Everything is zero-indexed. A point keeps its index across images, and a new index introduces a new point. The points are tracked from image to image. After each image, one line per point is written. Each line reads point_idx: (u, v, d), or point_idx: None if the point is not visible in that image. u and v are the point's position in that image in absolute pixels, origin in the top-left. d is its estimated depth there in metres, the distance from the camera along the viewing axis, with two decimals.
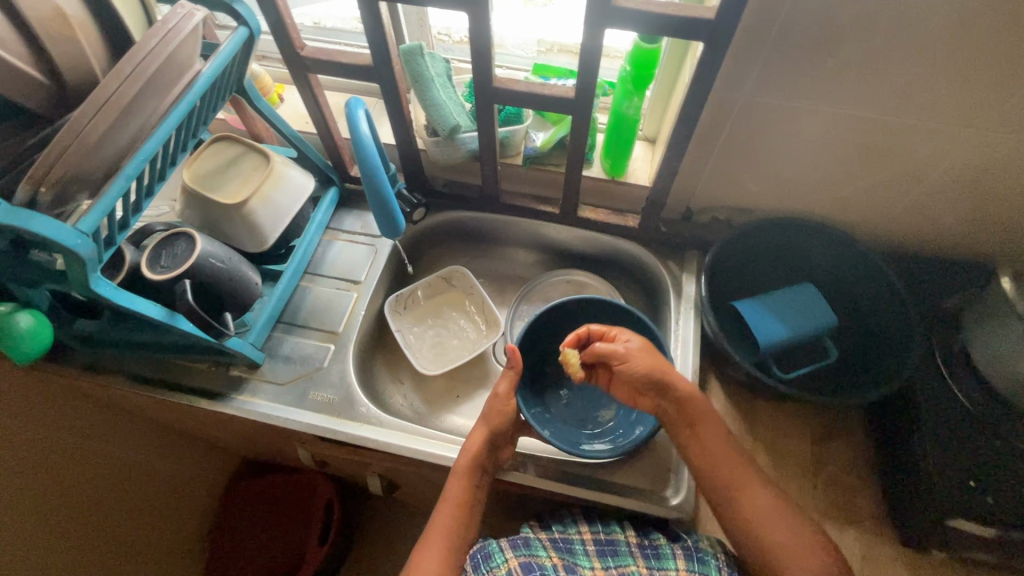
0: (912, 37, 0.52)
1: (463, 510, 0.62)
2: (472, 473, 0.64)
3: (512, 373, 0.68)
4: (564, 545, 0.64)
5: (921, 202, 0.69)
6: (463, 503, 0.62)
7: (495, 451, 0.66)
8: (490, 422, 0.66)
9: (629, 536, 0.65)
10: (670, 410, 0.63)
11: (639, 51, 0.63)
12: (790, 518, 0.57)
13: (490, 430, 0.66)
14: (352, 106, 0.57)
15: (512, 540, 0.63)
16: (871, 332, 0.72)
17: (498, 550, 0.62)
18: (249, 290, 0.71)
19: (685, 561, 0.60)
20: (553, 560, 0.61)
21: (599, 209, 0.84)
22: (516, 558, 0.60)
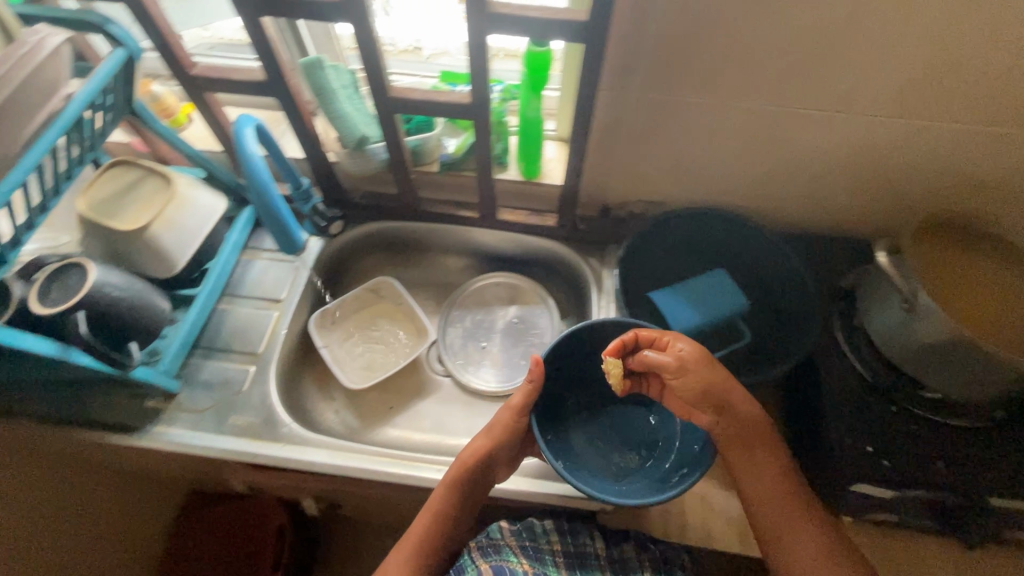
0: (774, 30, 0.55)
1: (434, 519, 0.62)
2: (456, 486, 0.62)
3: (529, 387, 0.65)
4: (535, 552, 0.63)
5: (813, 185, 0.73)
6: (438, 513, 0.62)
7: (494, 468, 0.64)
8: (497, 436, 0.64)
9: (598, 549, 0.65)
10: (726, 432, 0.60)
11: (530, 55, 0.64)
12: (830, 552, 0.56)
13: (491, 443, 0.64)
14: (239, 124, 0.57)
15: (481, 548, 0.63)
16: (780, 312, 0.75)
17: (470, 562, 0.61)
18: (157, 317, 0.69)
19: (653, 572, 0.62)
20: (524, 567, 0.61)
21: (519, 211, 0.85)
22: (487, 563, 0.61)
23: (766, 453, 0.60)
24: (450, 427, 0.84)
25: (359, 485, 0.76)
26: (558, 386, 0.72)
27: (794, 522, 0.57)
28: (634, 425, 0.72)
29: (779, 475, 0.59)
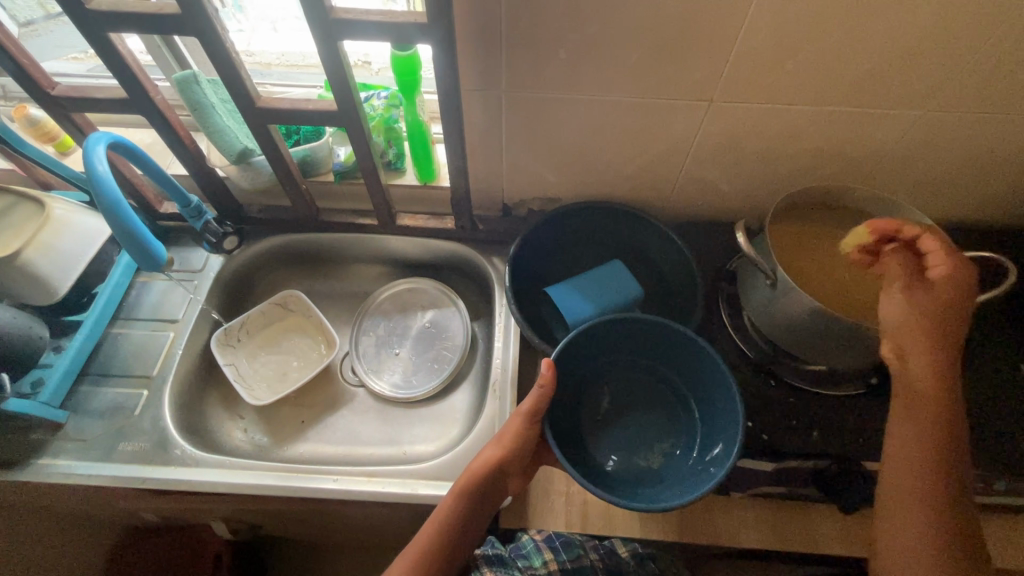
0: (618, 23, 0.57)
1: (443, 529, 0.61)
2: (466, 495, 0.61)
3: (539, 393, 0.61)
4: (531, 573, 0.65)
5: (692, 172, 0.75)
6: (446, 523, 0.61)
7: (504, 476, 0.63)
8: (508, 445, 0.62)
9: (595, 561, 0.66)
10: (916, 383, 0.55)
11: (397, 60, 0.64)
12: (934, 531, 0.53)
13: (503, 452, 0.62)
14: (89, 143, 0.56)
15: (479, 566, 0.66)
16: (675, 298, 0.77)
17: None
18: (33, 346, 0.67)
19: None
20: None
21: (419, 215, 0.85)
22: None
23: (919, 435, 0.55)
24: (363, 436, 0.83)
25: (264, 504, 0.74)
26: (566, 386, 0.70)
27: (911, 513, 0.54)
28: (648, 430, 0.69)
29: (926, 462, 0.54)
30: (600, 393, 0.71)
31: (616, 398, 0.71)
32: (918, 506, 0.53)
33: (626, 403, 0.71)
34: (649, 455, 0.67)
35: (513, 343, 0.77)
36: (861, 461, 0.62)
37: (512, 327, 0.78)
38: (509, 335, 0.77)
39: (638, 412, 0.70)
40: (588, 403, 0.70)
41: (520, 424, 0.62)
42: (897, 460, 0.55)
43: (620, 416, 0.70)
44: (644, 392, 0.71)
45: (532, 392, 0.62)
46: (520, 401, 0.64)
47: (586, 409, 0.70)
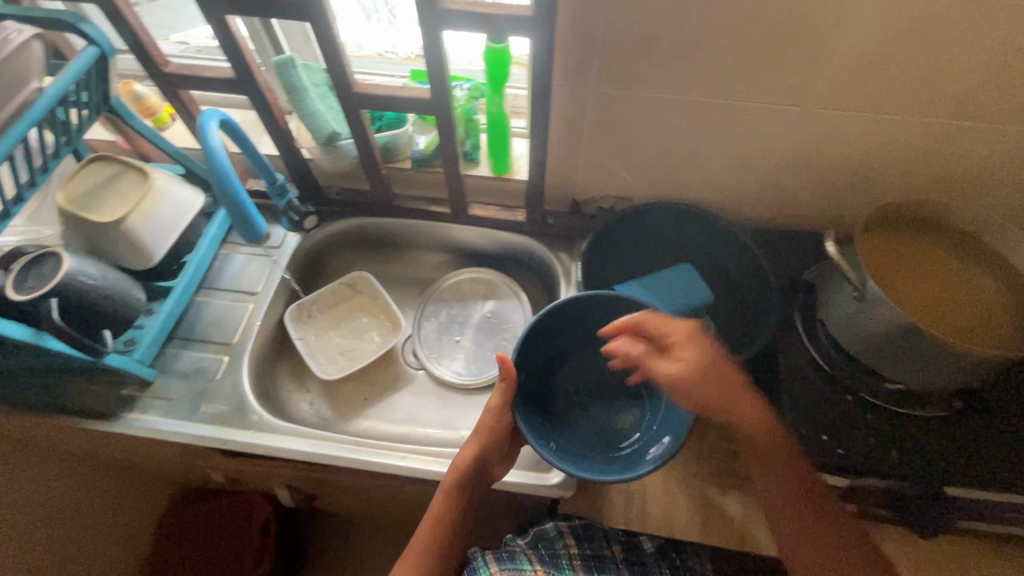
0: (718, 22, 0.57)
1: (436, 525, 0.64)
2: (455, 492, 0.65)
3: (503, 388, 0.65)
4: (550, 558, 0.64)
5: (773, 178, 0.74)
6: (438, 518, 0.64)
7: (487, 466, 0.66)
8: (483, 440, 0.65)
9: (615, 552, 0.65)
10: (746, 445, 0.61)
11: (489, 52, 0.65)
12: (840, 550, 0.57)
13: (480, 446, 0.65)
14: (204, 119, 0.59)
15: (497, 553, 0.63)
16: (745, 306, 0.76)
17: (483, 565, 0.62)
18: (132, 306, 0.72)
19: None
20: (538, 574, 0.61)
21: (489, 206, 0.87)
22: (500, 572, 0.61)
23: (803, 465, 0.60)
24: (422, 418, 0.85)
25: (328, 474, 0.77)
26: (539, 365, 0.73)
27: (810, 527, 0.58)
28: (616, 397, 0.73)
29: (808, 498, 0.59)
30: (568, 368, 0.75)
31: (582, 375, 0.75)
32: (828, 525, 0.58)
33: (592, 380, 0.74)
34: (626, 417, 0.71)
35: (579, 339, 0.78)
36: (943, 487, 0.60)
37: None
38: None
39: (606, 392, 0.74)
40: (560, 378, 0.74)
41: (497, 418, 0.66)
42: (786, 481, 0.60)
43: (586, 392, 0.74)
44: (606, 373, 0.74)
45: (499, 386, 0.66)
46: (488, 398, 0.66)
47: (555, 383, 0.74)
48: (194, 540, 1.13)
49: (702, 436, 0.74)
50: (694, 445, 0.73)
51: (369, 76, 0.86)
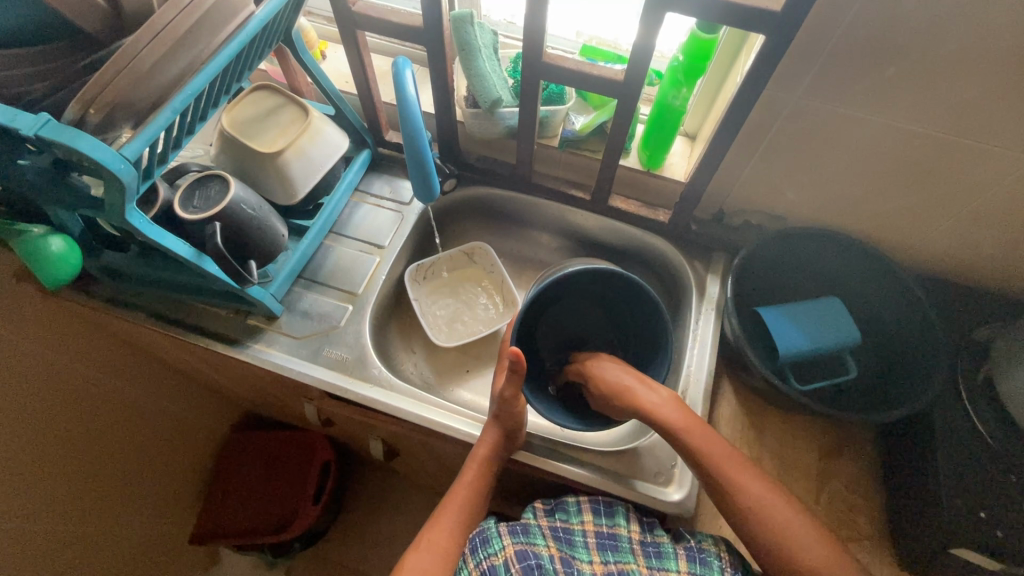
0: (982, 51, 0.50)
1: (472, 493, 0.65)
2: (485, 463, 0.65)
3: (513, 376, 0.63)
4: (563, 535, 0.63)
5: (962, 226, 0.68)
6: (474, 485, 0.65)
7: (511, 443, 0.66)
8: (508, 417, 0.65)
9: (633, 531, 0.63)
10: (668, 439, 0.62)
11: (694, 40, 0.62)
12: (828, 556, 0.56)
13: (503, 427, 0.65)
14: (400, 66, 0.56)
15: (510, 526, 0.63)
16: (898, 356, 0.71)
17: (496, 536, 0.62)
18: (276, 242, 0.71)
19: (688, 565, 0.60)
20: (550, 551, 0.61)
21: (630, 200, 0.83)
22: (512, 546, 0.61)
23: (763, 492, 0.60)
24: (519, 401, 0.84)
25: (431, 442, 0.76)
26: (539, 305, 0.75)
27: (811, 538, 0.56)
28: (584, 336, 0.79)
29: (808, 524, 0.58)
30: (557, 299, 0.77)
31: (563, 307, 0.78)
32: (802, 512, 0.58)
33: (566, 315, 0.79)
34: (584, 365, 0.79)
35: (710, 356, 0.73)
36: None
37: (712, 339, 0.74)
38: (707, 346, 0.73)
39: (582, 337, 0.79)
40: (542, 323, 0.78)
41: (509, 403, 0.64)
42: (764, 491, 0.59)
43: (565, 333, 0.79)
44: (584, 310, 0.78)
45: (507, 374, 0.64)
46: (501, 387, 0.64)
47: (537, 332, 0.77)
48: (255, 466, 1.19)
49: (823, 480, 0.70)
50: (812, 487, 0.70)
51: (562, 53, 0.84)
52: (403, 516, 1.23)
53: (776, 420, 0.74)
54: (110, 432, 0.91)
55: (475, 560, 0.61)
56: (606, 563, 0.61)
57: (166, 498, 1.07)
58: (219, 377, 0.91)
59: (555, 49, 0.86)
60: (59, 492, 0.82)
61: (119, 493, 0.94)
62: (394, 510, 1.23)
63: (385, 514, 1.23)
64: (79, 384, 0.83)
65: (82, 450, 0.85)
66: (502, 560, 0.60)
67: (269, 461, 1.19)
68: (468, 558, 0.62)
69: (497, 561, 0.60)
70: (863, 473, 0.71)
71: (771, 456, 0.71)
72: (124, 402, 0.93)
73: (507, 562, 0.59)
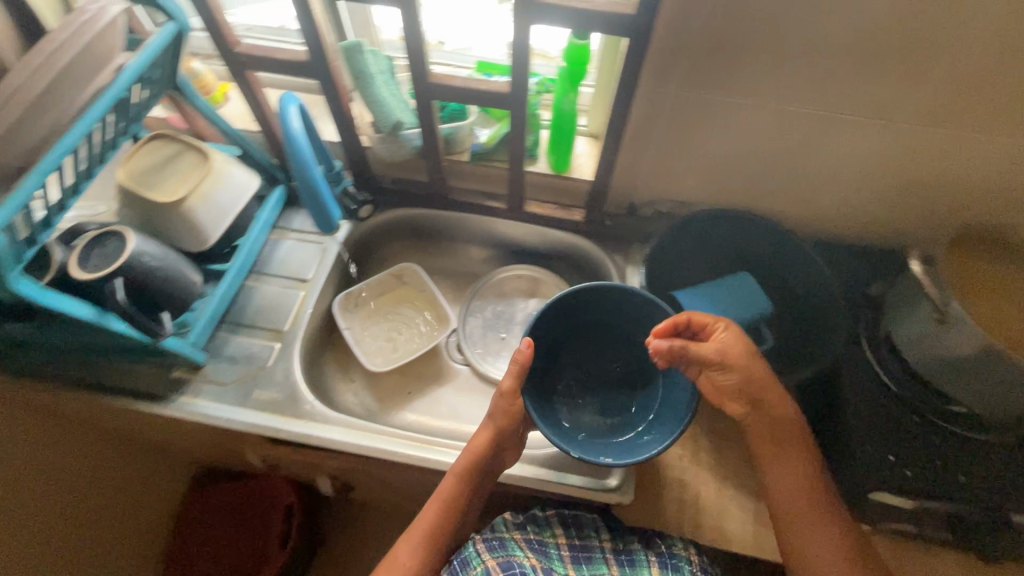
0: (818, 32, 0.55)
1: (446, 506, 0.63)
2: (465, 475, 0.64)
3: (511, 367, 0.64)
4: (540, 547, 0.63)
5: (843, 192, 0.73)
6: (448, 498, 0.63)
7: (501, 453, 0.65)
8: (498, 423, 0.65)
9: (604, 541, 0.65)
10: (756, 425, 0.63)
11: (571, 47, 0.64)
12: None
13: (495, 430, 0.64)
14: (284, 101, 0.58)
15: (489, 541, 0.62)
16: (807, 318, 0.75)
17: (475, 554, 0.61)
18: (189, 290, 0.70)
19: (660, 570, 0.62)
20: (531, 561, 0.61)
21: (545, 204, 0.86)
22: (493, 559, 0.60)
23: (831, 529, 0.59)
24: (467, 415, 0.84)
25: (376, 469, 0.76)
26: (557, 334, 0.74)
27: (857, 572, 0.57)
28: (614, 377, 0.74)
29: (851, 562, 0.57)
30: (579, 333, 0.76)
31: (587, 349, 0.76)
32: (823, 509, 0.59)
33: (597, 355, 0.75)
34: (612, 408, 0.72)
35: None
36: (1011, 514, 0.59)
37: None
38: None
39: (605, 377, 0.75)
40: (561, 361, 0.75)
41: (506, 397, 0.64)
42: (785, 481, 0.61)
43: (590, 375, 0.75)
44: (612, 354, 0.75)
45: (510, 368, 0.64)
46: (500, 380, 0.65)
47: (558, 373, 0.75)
48: (216, 520, 1.15)
49: None
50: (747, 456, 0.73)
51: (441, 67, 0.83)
52: (376, 548, 1.21)
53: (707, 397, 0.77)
54: (53, 511, 0.86)
55: None
56: None
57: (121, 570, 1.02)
58: (158, 436, 0.88)
59: (450, 64, 0.85)
60: None
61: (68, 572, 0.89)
62: (367, 544, 1.21)
63: (359, 550, 1.21)
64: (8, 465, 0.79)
65: (19, 535, 0.81)
66: (483, 573, 0.59)
67: (231, 513, 1.16)
68: None
69: (477, 573, 0.60)
70: None
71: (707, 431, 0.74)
72: (62, 478, 0.88)
73: (489, 571, 0.59)
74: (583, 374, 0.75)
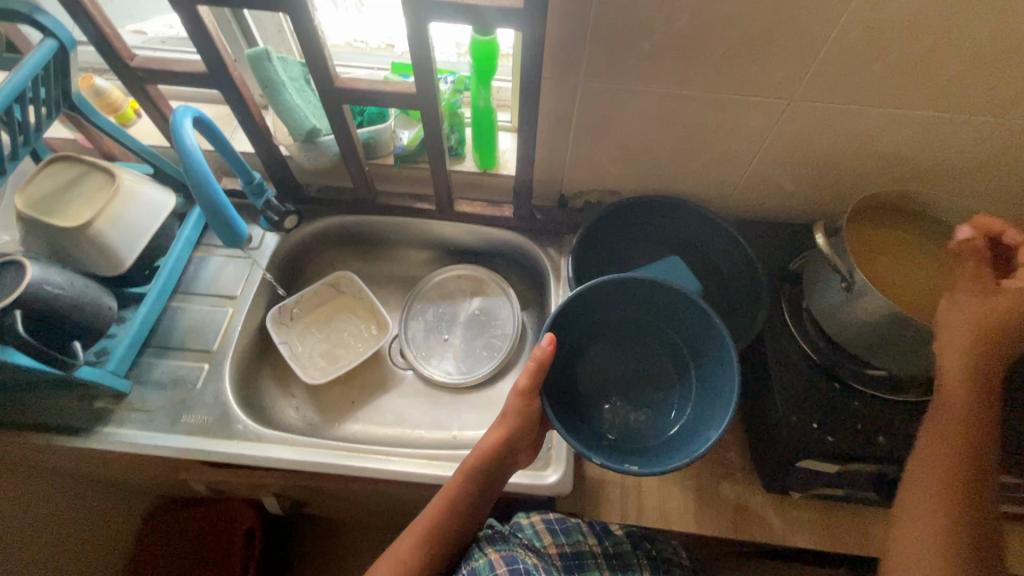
0: (708, 18, 0.56)
1: (451, 505, 0.61)
2: (475, 473, 0.62)
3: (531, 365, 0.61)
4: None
5: (758, 171, 0.75)
6: (454, 497, 0.61)
7: (514, 453, 0.63)
8: (512, 424, 0.62)
9: (593, 546, 0.62)
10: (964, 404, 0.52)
11: (476, 44, 0.64)
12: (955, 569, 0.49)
13: (508, 432, 0.62)
14: (178, 116, 0.56)
15: (490, 536, 0.62)
16: (736, 295, 0.77)
17: (477, 548, 0.61)
18: (103, 316, 0.68)
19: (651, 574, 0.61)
20: (531, 558, 0.60)
21: (476, 202, 0.86)
22: (495, 552, 0.60)
23: (957, 514, 0.51)
24: (412, 420, 0.83)
25: (319, 485, 0.74)
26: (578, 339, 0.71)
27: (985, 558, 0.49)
28: (647, 379, 0.71)
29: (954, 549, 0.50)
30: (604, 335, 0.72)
31: (615, 351, 0.73)
32: (966, 486, 0.51)
33: (624, 359, 0.72)
34: (640, 410, 0.69)
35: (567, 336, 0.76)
36: None
37: None
38: None
39: (637, 380, 0.71)
40: (586, 365, 0.71)
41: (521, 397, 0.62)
42: (923, 463, 0.54)
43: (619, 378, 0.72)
44: (644, 355, 0.72)
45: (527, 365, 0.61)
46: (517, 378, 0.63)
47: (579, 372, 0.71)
48: (172, 551, 1.11)
49: None
50: None
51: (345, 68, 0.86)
52: (344, 561, 1.19)
53: None
54: None
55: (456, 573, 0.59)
56: None
57: None
58: (93, 470, 0.85)
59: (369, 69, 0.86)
60: None
61: None
62: (333, 558, 1.19)
63: (325, 565, 1.19)
64: None
65: None
66: (485, 563, 0.59)
67: (187, 543, 1.12)
68: None
69: (477, 565, 0.59)
70: (730, 412, 0.76)
71: None
72: None
73: (492, 563, 0.59)
74: (608, 379, 0.72)
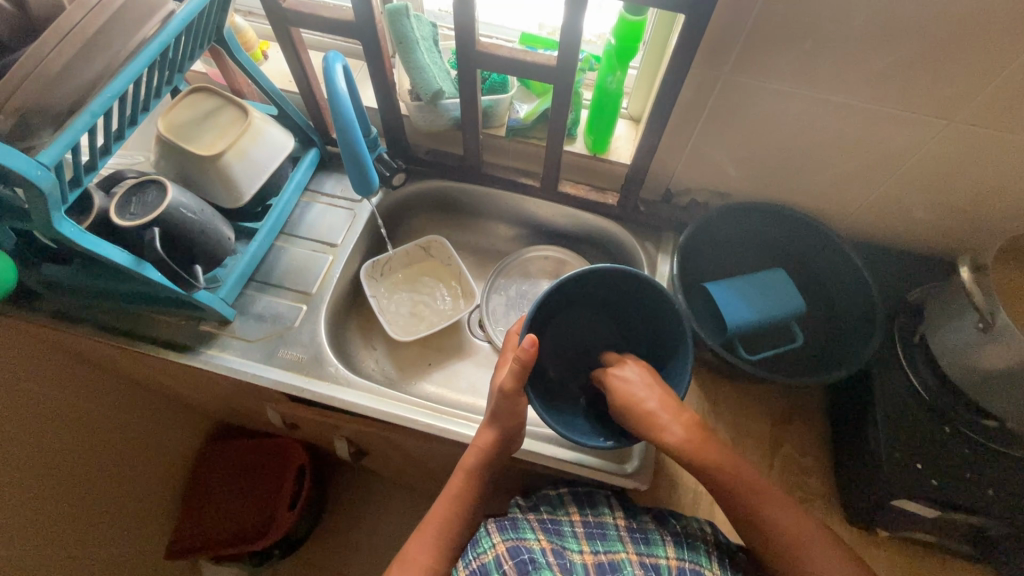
0: (887, 22, 0.53)
1: (454, 502, 0.64)
2: (474, 471, 0.64)
3: (518, 369, 0.60)
4: (553, 527, 0.62)
5: (892, 192, 0.70)
6: (458, 495, 0.64)
7: (509, 446, 0.65)
8: (501, 423, 0.64)
9: (617, 518, 0.63)
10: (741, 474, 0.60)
11: (624, 22, 0.62)
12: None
13: (501, 430, 0.64)
14: (330, 61, 0.57)
15: (498, 523, 0.62)
16: (841, 319, 0.73)
17: (485, 536, 0.61)
18: (223, 245, 0.71)
19: (676, 549, 0.60)
20: (542, 543, 0.60)
21: (580, 185, 0.85)
22: (503, 542, 0.60)
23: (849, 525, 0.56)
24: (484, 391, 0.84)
25: (392, 437, 0.76)
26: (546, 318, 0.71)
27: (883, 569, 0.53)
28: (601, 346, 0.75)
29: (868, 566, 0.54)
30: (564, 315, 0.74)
31: (573, 327, 0.75)
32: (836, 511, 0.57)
33: (581, 334, 0.75)
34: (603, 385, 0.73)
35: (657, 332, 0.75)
36: None
37: None
38: None
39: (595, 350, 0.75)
40: (551, 341, 0.74)
41: (507, 396, 0.62)
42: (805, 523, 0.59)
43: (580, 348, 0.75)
44: (598, 329, 0.75)
45: (510, 366, 0.61)
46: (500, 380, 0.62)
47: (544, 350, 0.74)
48: (229, 475, 1.18)
49: (777, 446, 0.72)
50: (766, 453, 0.72)
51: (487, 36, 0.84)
52: (384, 514, 1.23)
53: (730, 392, 0.75)
54: (78, 451, 0.89)
55: (464, 561, 0.60)
56: (596, 554, 0.60)
57: (140, 515, 1.05)
58: (181, 388, 0.90)
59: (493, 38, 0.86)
60: (29, 514, 0.80)
61: (92, 513, 0.92)
62: (374, 510, 1.23)
63: (366, 515, 1.23)
64: (41, 403, 0.82)
65: (46, 470, 0.83)
66: (493, 557, 0.59)
67: (244, 470, 1.18)
68: (459, 562, 0.61)
69: (487, 560, 0.59)
70: (813, 436, 0.74)
71: (726, 425, 0.73)
72: (88, 419, 0.90)
73: (499, 558, 0.58)
74: (572, 348, 0.75)
